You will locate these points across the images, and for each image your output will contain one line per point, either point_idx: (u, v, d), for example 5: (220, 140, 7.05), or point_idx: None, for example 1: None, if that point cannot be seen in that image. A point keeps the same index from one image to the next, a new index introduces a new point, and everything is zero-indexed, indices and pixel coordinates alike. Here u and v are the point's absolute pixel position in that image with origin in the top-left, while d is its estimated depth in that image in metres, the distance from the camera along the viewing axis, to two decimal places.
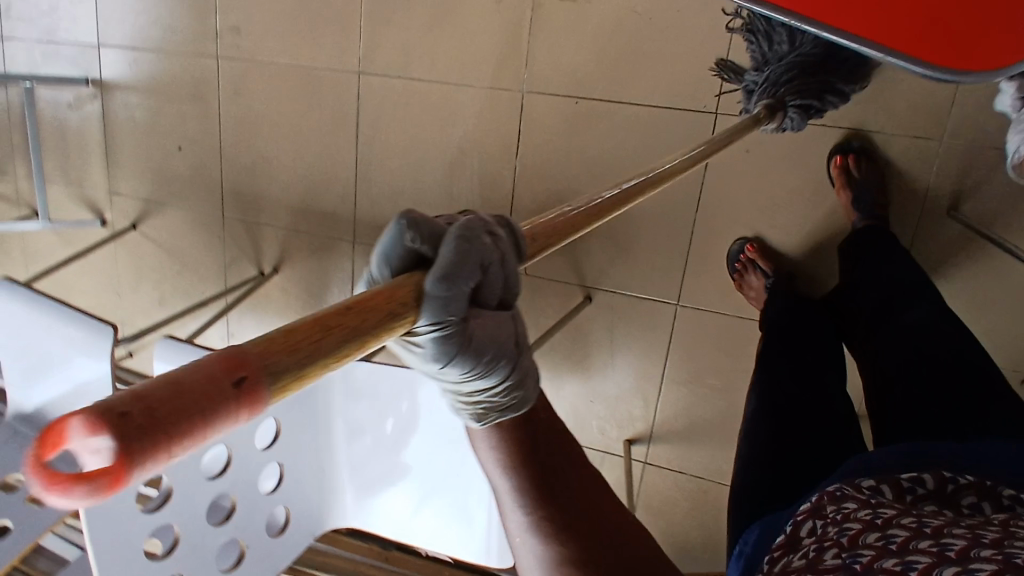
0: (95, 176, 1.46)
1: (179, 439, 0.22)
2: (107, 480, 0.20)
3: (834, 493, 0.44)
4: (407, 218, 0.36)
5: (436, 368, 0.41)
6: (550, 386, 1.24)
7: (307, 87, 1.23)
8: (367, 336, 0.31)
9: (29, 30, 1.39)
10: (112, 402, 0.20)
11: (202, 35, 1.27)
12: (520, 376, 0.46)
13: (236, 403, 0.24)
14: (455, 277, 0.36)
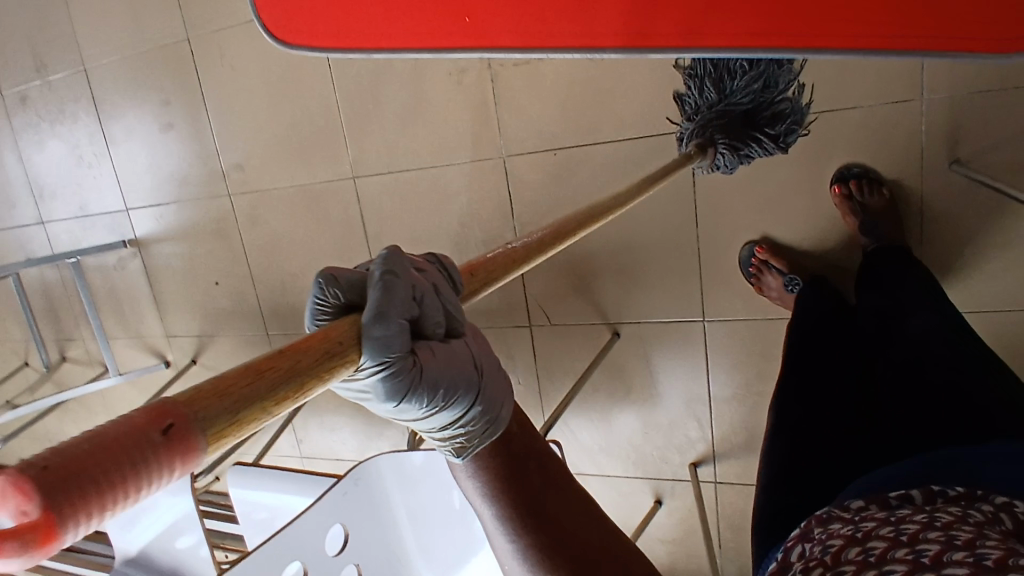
0: (151, 324, 1.57)
1: (107, 487, 0.23)
2: (33, 536, 0.21)
3: (823, 518, 0.56)
4: (325, 275, 0.41)
5: (398, 409, 0.45)
6: (604, 425, 1.25)
7: (312, 201, 1.31)
8: (305, 376, 0.32)
9: (68, 210, 1.53)
10: (34, 459, 0.22)
11: (212, 178, 1.37)
12: (486, 402, 0.52)
13: (168, 451, 0.25)
14: (389, 316, 0.40)
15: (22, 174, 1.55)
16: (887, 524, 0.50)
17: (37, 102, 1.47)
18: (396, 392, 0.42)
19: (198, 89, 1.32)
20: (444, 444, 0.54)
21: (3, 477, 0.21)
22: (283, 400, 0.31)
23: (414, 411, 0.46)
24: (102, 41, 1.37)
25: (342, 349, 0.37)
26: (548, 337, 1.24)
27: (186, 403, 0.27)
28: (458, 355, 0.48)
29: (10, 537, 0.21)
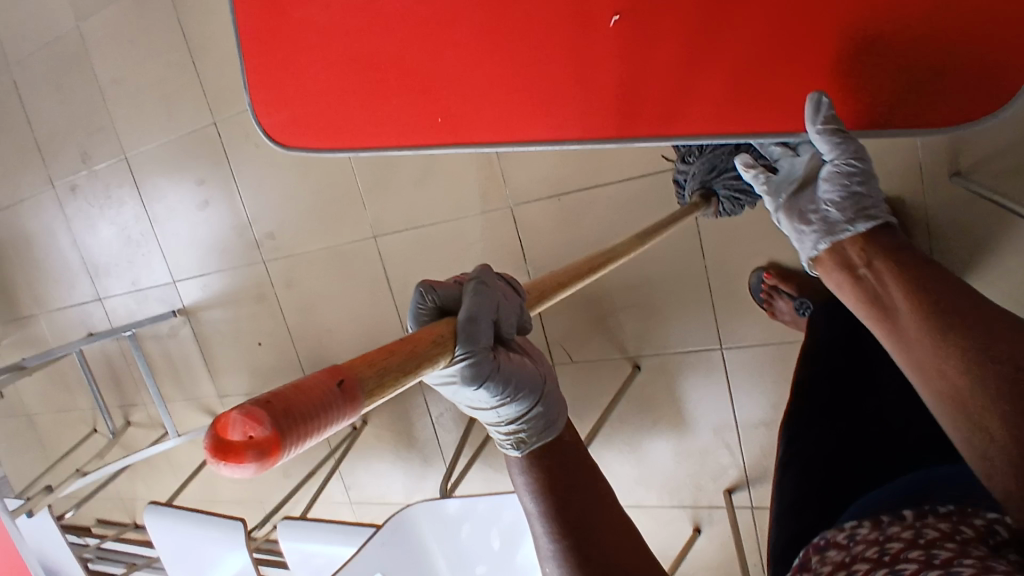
0: (205, 387, 1.61)
1: (306, 422, 0.32)
2: (265, 448, 0.30)
3: (819, 545, 0.59)
4: (423, 287, 0.51)
5: (476, 395, 0.52)
6: (636, 456, 1.26)
7: (339, 261, 1.37)
8: (422, 358, 0.41)
9: (121, 285, 1.62)
10: (258, 398, 0.31)
11: (248, 247, 1.45)
12: (546, 403, 0.58)
13: (342, 398, 0.34)
14: (479, 318, 0.48)
15: (77, 256, 1.64)
16: (874, 545, 0.53)
17: (85, 190, 1.58)
18: (478, 378, 0.49)
19: (228, 166, 1.41)
20: (504, 436, 0.59)
21: (240, 410, 0.30)
22: (413, 374, 0.39)
23: (489, 398, 0.53)
24: (141, 131, 1.48)
25: (446, 341, 0.45)
26: (573, 374, 1.27)
27: (349, 369, 0.36)
28: (524, 359, 0.56)
29: (254, 448, 0.30)
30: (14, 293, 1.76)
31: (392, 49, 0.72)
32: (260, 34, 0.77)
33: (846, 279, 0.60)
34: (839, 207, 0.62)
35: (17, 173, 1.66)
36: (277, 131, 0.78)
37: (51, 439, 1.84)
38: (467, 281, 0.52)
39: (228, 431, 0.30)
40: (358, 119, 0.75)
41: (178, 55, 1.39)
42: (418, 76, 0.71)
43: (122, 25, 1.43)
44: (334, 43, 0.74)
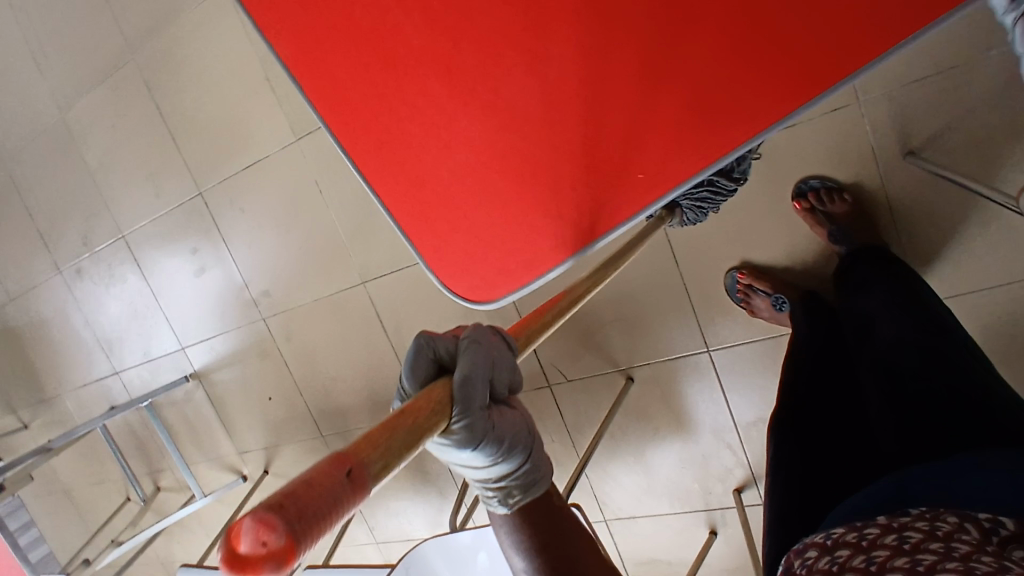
0: (224, 446, 1.64)
1: (324, 521, 0.27)
2: (284, 559, 0.25)
3: (799, 550, 0.52)
4: (423, 339, 0.50)
5: (468, 456, 0.50)
6: (643, 466, 1.27)
7: (333, 310, 1.41)
8: (424, 427, 0.38)
9: (135, 357, 1.68)
10: (269, 500, 0.26)
11: (247, 306, 1.49)
12: (534, 461, 0.56)
13: (354, 487, 0.29)
14: (473, 379, 0.47)
15: (91, 334, 1.71)
16: (859, 553, 0.46)
17: (91, 271, 1.65)
18: (471, 440, 0.47)
19: (218, 232, 1.46)
20: (490, 495, 0.56)
21: (250, 516, 0.25)
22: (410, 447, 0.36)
23: (480, 461, 0.51)
24: (134, 208, 1.54)
25: (443, 404, 0.42)
26: (569, 393, 1.28)
27: (353, 454, 0.31)
28: (518, 415, 0.54)
29: (273, 561, 0.24)
30: (34, 377, 1.82)
31: (524, 143, 0.55)
32: (407, 202, 0.61)
33: None
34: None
35: (25, 262, 1.73)
36: (487, 290, 0.64)
37: (85, 513, 1.89)
38: (461, 339, 0.51)
39: (240, 539, 0.25)
40: (542, 234, 0.58)
41: (159, 134, 1.45)
42: (580, 154, 0.53)
43: (105, 112, 1.50)
44: (476, 171, 0.57)
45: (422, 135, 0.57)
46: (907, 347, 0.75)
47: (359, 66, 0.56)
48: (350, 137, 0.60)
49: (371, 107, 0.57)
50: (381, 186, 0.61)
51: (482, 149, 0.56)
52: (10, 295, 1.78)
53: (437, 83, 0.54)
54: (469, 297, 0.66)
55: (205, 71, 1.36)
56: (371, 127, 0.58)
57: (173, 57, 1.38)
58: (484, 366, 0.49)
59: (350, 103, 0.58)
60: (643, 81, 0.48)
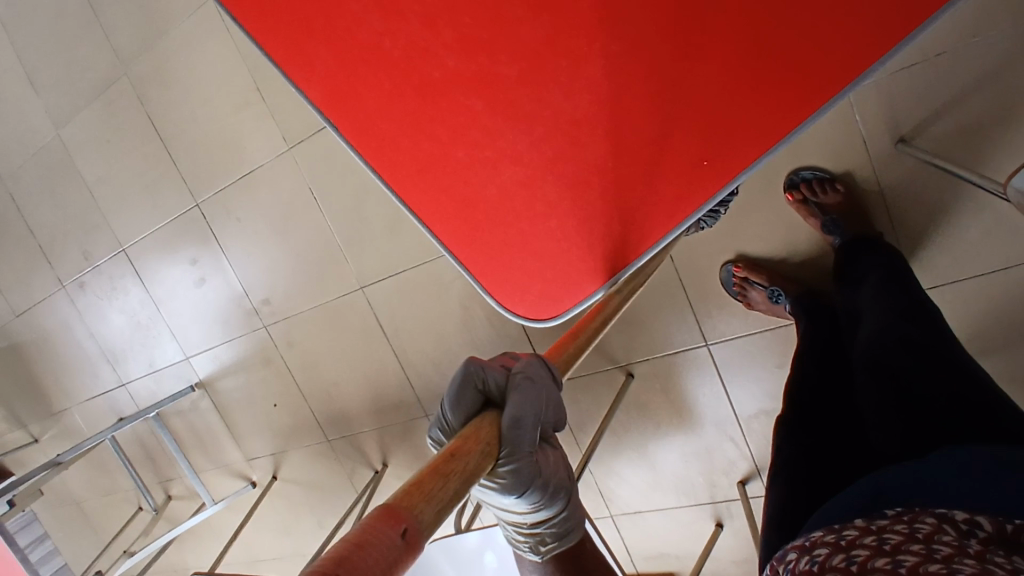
0: (231, 453, 1.65)
1: None
2: None
3: (784, 556, 0.55)
4: (480, 369, 0.54)
5: (511, 500, 0.54)
6: (647, 461, 1.27)
7: (333, 316, 1.42)
8: (477, 473, 0.44)
9: (140, 369, 1.68)
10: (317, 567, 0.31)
11: (248, 315, 1.50)
12: (572, 510, 0.58)
13: (408, 546, 0.35)
14: (525, 421, 0.51)
15: (96, 347, 1.72)
16: (838, 552, 0.49)
17: (93, 285, 1.66)
18: (518, 481, 0.51)
19: (216, 243, 1.46)
20: (526, 540, 0.58)
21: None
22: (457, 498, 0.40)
23: (517, 501, 0.54)
24: (132, 222, 1.54)
25: (488, 448, 0.47)
26: (570, 391, 1.29)
27: (406, 511, 0.36)
28: (557, 455, 0.57)
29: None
30: (42, 392, 1.84)
31: (560, 178, 0.62)
32: (464, 239, 0.70)
33: None
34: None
35: (28, 278, 1.74)
36: (545, 308, 0.74)
37: (98, 524, 1.91)
38: (516, 374, 0.55)
39: None
40: (586, 260, 0.67)
41: (153, 147, 1.46)
42: (609, 194, 0.61)
43: (100, 128, 1.50)
44: (509, 191, 0.64)
45: (469, 177, 0.64)
46: (890, 338, 0.74)
47: (401, 119, 0.61)
48: (406, 187, 0.67)
49: (420, 161, 0.64)
50: (442, 228, 0.70)
51: (523, 190, 0.64)
52: (14, 311, 1.80)
53: (471, 133, 0.60)
54: (530, 316, 0.76)
55: (196, 82, 1.36)
56: (423, 177, 0.66)
57: (164, 69, 1.38)
58: (532, 408, 0.52)
59: (386, 137, 0.63)
60: (659, 114, 0.53)
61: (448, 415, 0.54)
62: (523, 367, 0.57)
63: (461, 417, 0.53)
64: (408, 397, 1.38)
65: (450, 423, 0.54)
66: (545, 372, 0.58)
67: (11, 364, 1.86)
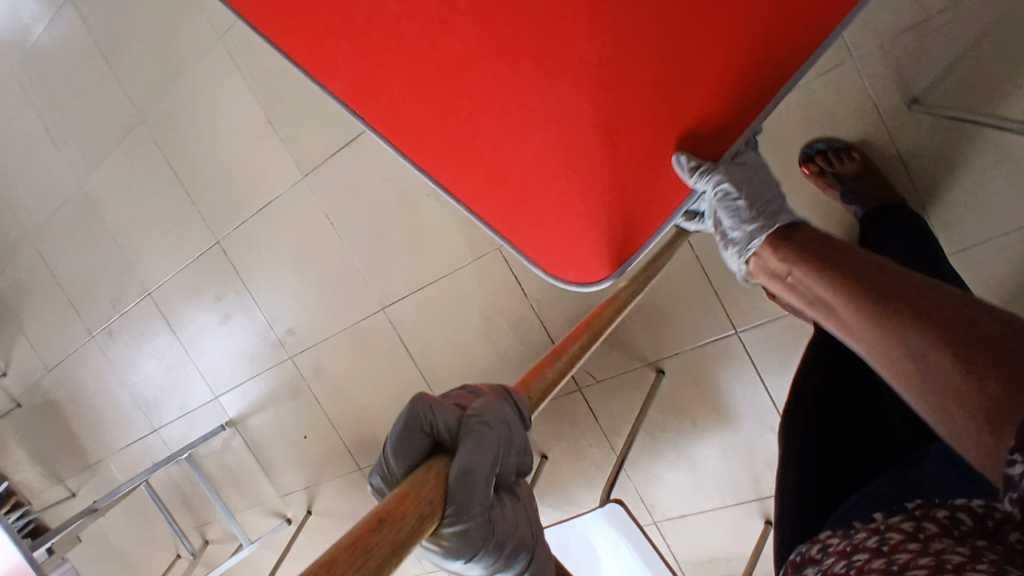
0: (266, 491, 1.62)
1: None
2: None
3: (796, 560, 0.63)
4: (425, 404, 0.51)
5: (464, 565, 0.52)
6: (687, 462, 1.23)
7: (356, 341, 1.41)
8: (411, 540, 0.39)
9: (172, 412, 1.69)
10: None
11: (274, 347, 1.50)
12: (536, 565, 0.57)
13: None
14: (474, 474, 0.48)
15: (129, 395, 1.73)
16: (845, 554, 0.56)
17: (121, 332, 1.68)
18: (468, 543, 0.49)
19: (239, 278, 1.48)
20: None
21: None
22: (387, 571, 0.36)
23: (473, 565, 0.52)
24: (157, 265, 1.57)
25: (430, 507, 0.43)
26: (600, 394, 1.26)
27: None
28: (514, 511, 0.56)
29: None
30: (78, 445, 1.85)
31: (585, 136, 0.69)
32: (501, 212, 0.78)
33: (779, 280, 0.64)
34: (744, 218, 0.70)
35: (60, 333, 1.78)
36: (586, 275, 0.77)
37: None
38: (468, 416, 0.53)
39: None
40: (618, 210, 0.72)
41: (173, 191, 1.49)
42: (632, 143, 0.68)
43: (122, 177, 1.54)
44: (541, 160, 0.73)
45: (503, 151, 0.73)
46: None
47: (435, 102, 0.72)
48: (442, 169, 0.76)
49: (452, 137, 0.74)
50: (479, 203, 0.78)
51: (549, 156, 0.72)
52: (48, 367, 1.82)
53: (498, 103, 0.70)
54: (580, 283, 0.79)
55: (209, 122, 1.40)
56: (457, 158, 0.75)
57: (179, 113, 1.42)
58: (486, 457, 0.50)
59: (424, 127, 0.74)
60: (660, 52, 0.63)
61: (389, 459, 0.52)
62: (478, 406, 0.54)
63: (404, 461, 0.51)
64: None
65: (390, 467, 0.52)
66: (505, 413, 0.55)
67: (45, 420, 1.87)
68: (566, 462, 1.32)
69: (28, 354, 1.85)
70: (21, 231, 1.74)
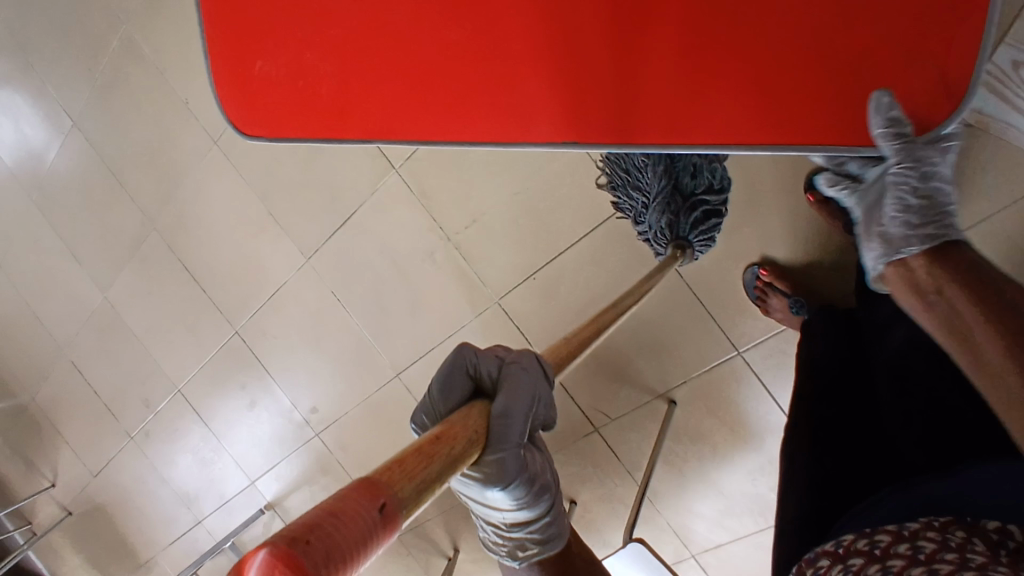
0: None
1: (346, 566, 0.32)
2: (267, 550, 0.29)
3: (815, 558, 0.64)
4: (470, 351, 0.60)
5: (497, 498, 0.56)
6: (713, 490, 1.21)
7: (377, 410, 1.44)
8: (459, 458, 0.46)
9: (212, 503, 1.73)
10: (280, 543, 0.30)
11: (301, 426, 1.54)
12: (556, 515, 0.62)
13: (382, 525, 0.36)
14: (513, 409, 0.55)
15: (170, 491, 1.78)
16: (873, 560, 0.57)
17: (157, 430, 1.74)
18: (503, 476, 0.53)
19: (260, 364, 1.53)
20: (507, 545, 0.63)
21: (265, 550, 0.29)
22: (443, 479, 0.42)
23: (501, 495, 0.55)
24: (183, 361, 1.64)
25: (476, 435, 0.50)
26: (617, 432, 1.26)
27: (386, 487, 0.38)
28: (544, 456, 0.61)
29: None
30: (129, 546, 1.89)
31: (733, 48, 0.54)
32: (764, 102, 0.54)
33: (916, 303, 0.63)
34: (913, 223, 0.65)
35: (100, 439, 1.84)
36: (940, 111, 0.53)
37: None
38: (507, 364, 0.61)
39: (250, 556, 0.29)
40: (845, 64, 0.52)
41: (188, 289, 1.56)
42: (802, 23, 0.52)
43: (142, 283, 1.63)
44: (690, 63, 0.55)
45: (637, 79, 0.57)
46: (916, 353, 0.77)
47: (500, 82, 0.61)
48: (631, 112, 0.58)
49: (597, 59, 0.58)
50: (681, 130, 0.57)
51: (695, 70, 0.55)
52: (92, 473, 1.88)
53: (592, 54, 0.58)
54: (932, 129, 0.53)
55: (215, 221, 1.48)
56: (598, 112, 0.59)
57: (186, 216, 1.51)
58: (520, 401, 0.56)
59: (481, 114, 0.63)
60: None
61: (434, 401, 0.60)
62: (513, 359, 0.62)
63: (448, 399, 0.59)
64: None
65: (433, 406, 0.60)
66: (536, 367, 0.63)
67: (96, 526, 1.92)
68: (595, 504, 1.32)
69: (71, 464, 1.91)
70: (54, 346, 1.83)
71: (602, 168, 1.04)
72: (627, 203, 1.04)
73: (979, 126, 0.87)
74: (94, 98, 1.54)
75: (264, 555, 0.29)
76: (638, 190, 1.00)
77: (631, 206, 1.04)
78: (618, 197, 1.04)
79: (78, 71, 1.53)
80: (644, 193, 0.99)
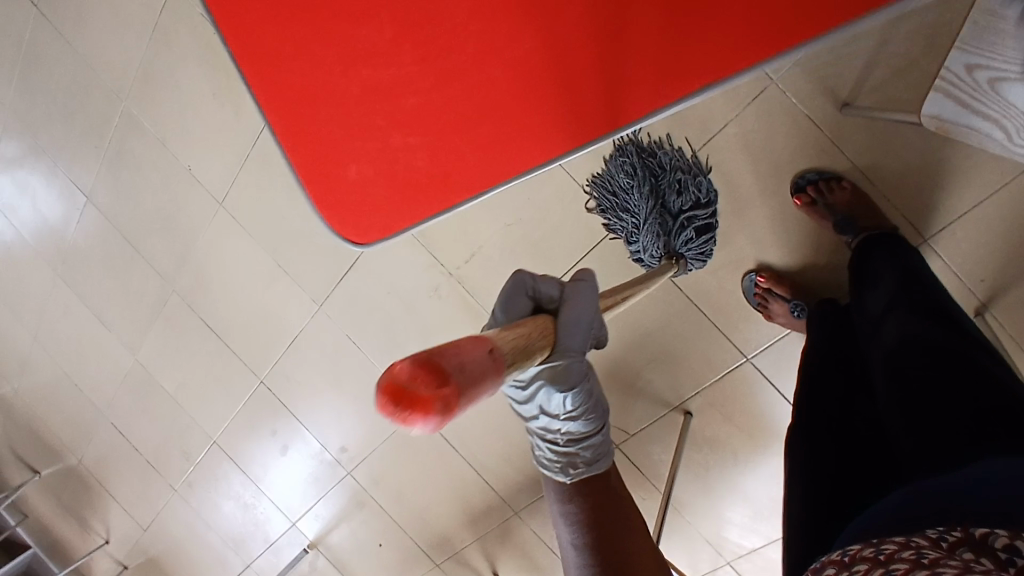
0: None
1: (475, 393, 0.40)
2: (412, 362, 0.37)
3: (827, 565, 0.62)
4: (525, 274, 0.68)
5: (558, 401, 0.69)
6: (740, 495, 1.21)
7: (406, 442, 1.49)
8: (535, 345, 0.54)
9: (258, 546, 1.77)
10: (423, 357, 0.38)
11: (332, 465, 1.57)
12: (603, 438, 0.74)
13: (494, 366, 0.44)
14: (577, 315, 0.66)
15: (217, 538, 1.83)
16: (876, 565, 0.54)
17: (198, 481, 1.80)
18: (572, 375, 0.67)
19: (287, 409, 1.57)
20: (556, 462, 0.73)
21: (408, 364, 0.37)
22: (523, 355, 0.51)
23: (562, 401, 0.70)
24: (215, 413, 1.69)
25: (547, 331, 0.59)
26: (639, 446, 1.27)
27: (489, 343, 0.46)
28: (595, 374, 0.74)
29: (440, 398, 0.36)
30: None
31: None
32: None
33: None
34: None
35: (147, 494, 1.91)
36: None
37: None
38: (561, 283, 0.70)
39: (397, 367, 0.37)
40: None
41: (212, 344, 1.62)
42: None
43: (167, 343, 1.69)
44: None
45: None
46: (914, 349, 0.76)
47: None
48: None
49: None
50: None
51: None
52: (143, 526, 1.95)
53: None
54: None
55: (229, 277, 1.52)
56: None
57: (201, 275, 1.56)
58: (582, 312, 0.67)
59: None
60: None
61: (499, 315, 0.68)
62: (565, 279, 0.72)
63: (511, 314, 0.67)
64: (499, 499, 1.45)
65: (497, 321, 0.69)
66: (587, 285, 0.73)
67: None
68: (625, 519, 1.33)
69: (123, 519, 1.99)
70: (93, 409, 1.91)
71: (590, 193, 1.06)
72: (618, 224, 1.05)
73: (941, 131, 0.92)
74: (105, 173, 1.60)
75: (408, 365, 0.37)
76: (628, 211, 1.01)
77: (622, 229, 1.04)
78: (609, 220, 1.05)
79: (87, 149, 1.60)
80: (633, 214, 1.00)
